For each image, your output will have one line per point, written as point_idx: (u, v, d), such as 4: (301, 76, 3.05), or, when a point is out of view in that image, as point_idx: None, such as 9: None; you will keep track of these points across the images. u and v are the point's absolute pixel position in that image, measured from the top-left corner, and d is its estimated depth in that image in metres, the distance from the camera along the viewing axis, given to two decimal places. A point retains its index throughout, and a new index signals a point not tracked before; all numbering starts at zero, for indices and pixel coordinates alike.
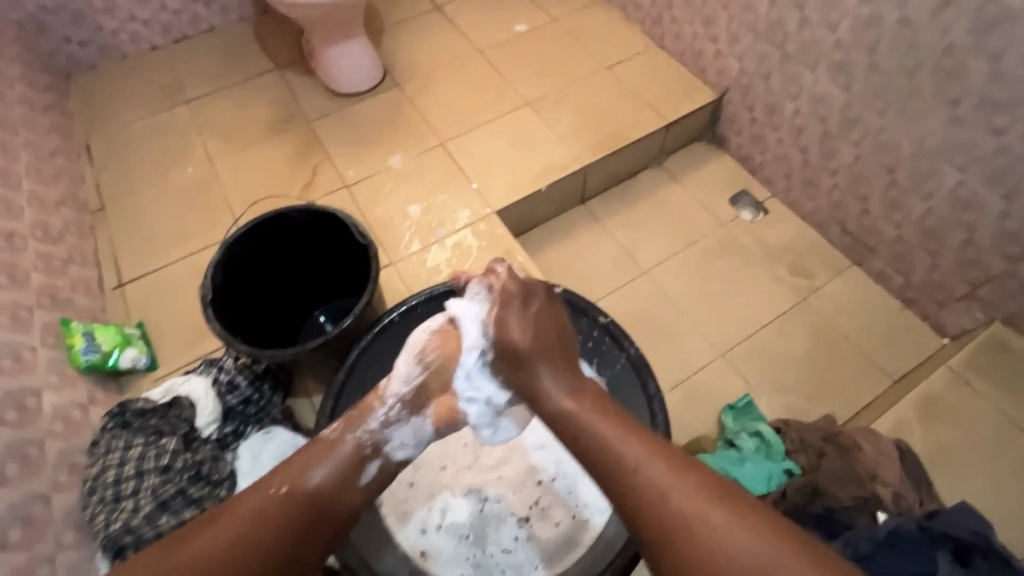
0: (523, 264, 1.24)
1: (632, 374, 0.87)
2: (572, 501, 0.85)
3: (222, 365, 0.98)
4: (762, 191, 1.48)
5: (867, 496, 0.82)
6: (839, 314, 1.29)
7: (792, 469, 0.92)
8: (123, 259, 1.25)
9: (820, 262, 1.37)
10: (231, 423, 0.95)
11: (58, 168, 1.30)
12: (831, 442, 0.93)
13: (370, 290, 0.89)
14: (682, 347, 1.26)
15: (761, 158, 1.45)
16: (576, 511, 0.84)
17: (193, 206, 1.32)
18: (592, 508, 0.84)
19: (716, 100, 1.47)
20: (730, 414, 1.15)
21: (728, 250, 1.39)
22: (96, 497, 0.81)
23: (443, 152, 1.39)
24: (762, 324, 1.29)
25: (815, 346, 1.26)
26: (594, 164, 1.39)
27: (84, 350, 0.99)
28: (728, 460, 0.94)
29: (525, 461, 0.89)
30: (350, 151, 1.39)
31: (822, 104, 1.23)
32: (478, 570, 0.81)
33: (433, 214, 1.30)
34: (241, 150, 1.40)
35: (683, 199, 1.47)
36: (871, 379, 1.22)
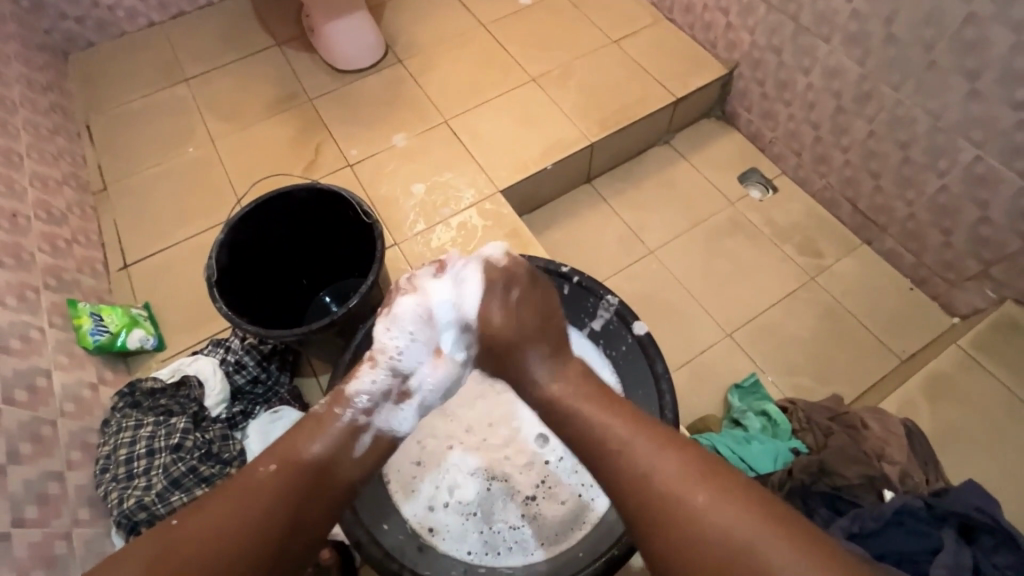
0: (529, 244, 1.23)
1: (639, 355, 0.86)
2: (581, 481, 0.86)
3: (229, 346, 0.98)
4: (772, 169, 1.45)
5: (873, 475, 0.81)
6: (847, 293, 1.28)
7: (799, 448, 0.91)
8: (127, 240, 1.25)
9: (829, 240, 1.35)
10: (240, 403, 0.96)
11: (59, 147, 1.29)
12: (838, 421, 0.92)
13: (375, 271, 0.88)
14: (689, 327, 1.26)
15: (771, 135, 1.42)
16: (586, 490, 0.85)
17: (196, 186, 1.31)
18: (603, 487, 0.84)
19: (726, 74, 1.43)
20: (736, 394, 1.16)
21: (736, 229, 1.38)
22: (110, 475, 0.82)
23: (447, 130, 1.37)
24: (769, 305, 1.28)
25: (822, 326, 1.25)
26: (601, 142, 1.37)
27: (91, 331, 1.00)
28: (734, 440, 0.94)
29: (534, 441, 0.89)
30: (353, 129, 1.37)
31: (836, 78, 1.20)
32: (486, 547, 0.82)
33: (438, 193, 1.28)
34: (243, 130, 1.39)
35: (691, 177, 1.45)
36: (879, 359, 1.21)
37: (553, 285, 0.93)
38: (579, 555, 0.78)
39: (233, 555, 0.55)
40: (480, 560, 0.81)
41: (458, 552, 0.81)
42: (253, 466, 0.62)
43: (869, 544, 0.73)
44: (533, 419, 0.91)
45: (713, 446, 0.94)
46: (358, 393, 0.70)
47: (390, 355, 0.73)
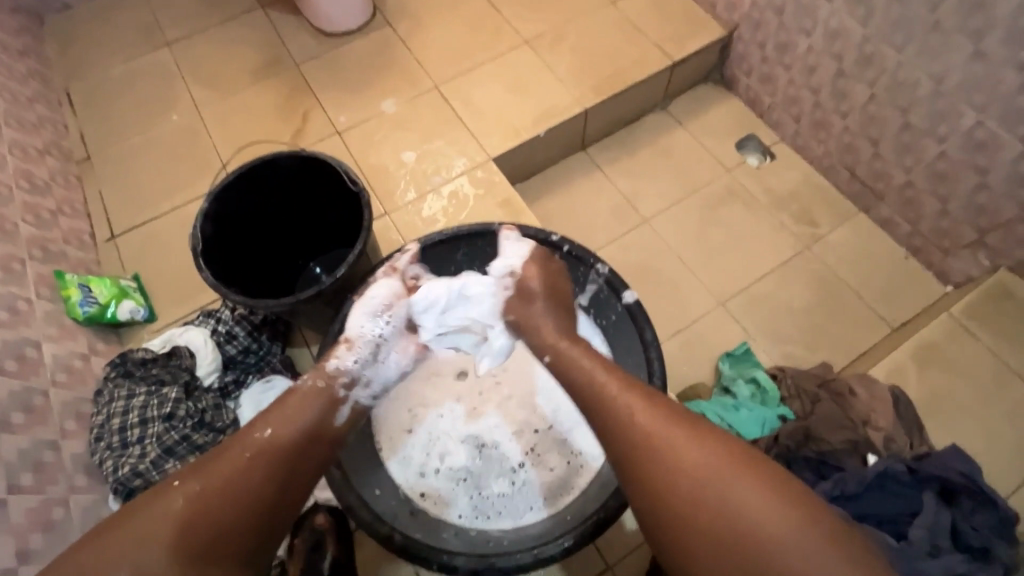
0: (521, 213, 1.21)
1: (629, 323, 0.85)
2: (570, 447, 0.87)
3: (220, 316, 0.98)
4: (770, 136, 1.42)
5: (858, 441, 0.82)
6: (841, 262, 1.28)
7: (786, 415, 0.92)
8: (113, 210, 1.23)
9: (826, 209, 1.33)
10: (233, 372, 0.96)
11: (39, 115, 1.26)
12: (825, 388, 0.93)
13: (363, 240, 0.87)
14: (681, 296, 1.25)
15: (770, 100, 1.39)
16: (574, 456, 0.86)
17: (182, 155, 1.29)
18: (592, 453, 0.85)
19: (725, 37, 1.38)
20: (727, 361, 1.15)
21: (732, 197, 1.36)
22: (104, 443, 0.83)
23: (437, 95, 1.33)
24: (763, 274, 1.27)
25: (816, 295, 1.25)
26: (595, 108, 1.33)
27: (81, 302, 0.99)
28: (723, 407, 0.95)
29: (523, 409, 0.90)
30: (341, 95, 1.34)
31: (837, 40, 1.16)
32: (476, 511, 0.83)
33: (429, 161, 1.26)
34: (228, 96, 1.35)
35: (687, 144, 1.42)
36: (870, 327, 1.21)
37: (543, 253, 0.91)
38: (566, 519, 0.80)
39: (225, 521, 0.59)
40: (470, 523, 0.82)
41: (449, 516, 0.83)
42: (247, 433, 0.64)
43: (851, 506, 0.74)
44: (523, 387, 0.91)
45: (701, 413, 0.95)
46: (338, 372, 0.74)
47: (366, 337, 0.78)
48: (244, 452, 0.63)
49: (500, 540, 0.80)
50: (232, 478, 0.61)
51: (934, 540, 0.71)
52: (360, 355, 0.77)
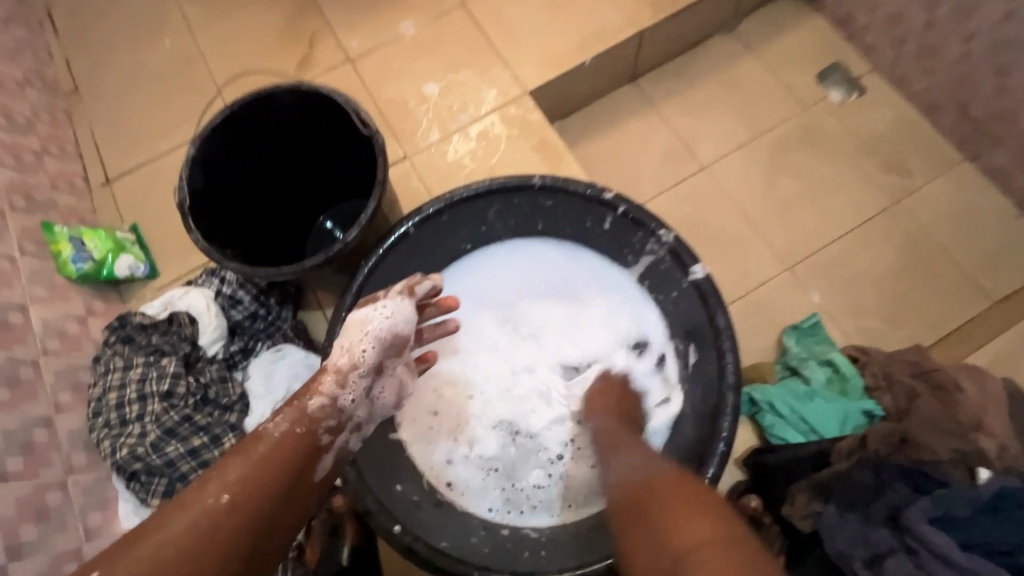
0: (561, 158, 1.04)
1: (697, 303, 0.71)
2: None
3: (224, 277, 0.88)
4: (861, 64, 1.18)
5: (968, 450, 0.68)
6: (938, 222, 1.08)
7: (872, 410, 0.78)
8: (106, 151, 1.10)
9: (924, 155, 1.12)
10: (239, 340, 0.86)
11: (16, 39, 1.11)
12: (922, 380, 0.78)
13: (377, 197, 0.73)
14: (743, 258, 1.09)
15: (867, 18, 1.14)
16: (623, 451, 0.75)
17: (176, 86, 1.13)
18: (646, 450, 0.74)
19: None
20: (793, 336, 1.01)
21: (809, 141, 1.15)
22: (101, 420, 0.76)
23: (464, 14, 1.13)
24: (841, 234, 1.09)
25: (904, 260, 1.07)
26: (652, 29, 1.11)
27: (73, 259, 0.89)
28: (794, 395, 0.81)
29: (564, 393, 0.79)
30: (352, 14, 1.14)
31: None
32: (508, 504, 0.75)
33: (455, 95, 1.08)
34: (224, 15, 1.17)
35: (759, 74, 1.19)
36: (967, 299, 1.04)
37: (592, 213, 0.76)
38: None
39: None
40: (502, 519, 0.74)
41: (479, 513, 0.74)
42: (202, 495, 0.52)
43: (955, 531, 0.63)
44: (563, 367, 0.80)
45: (768, 402, 0.82)
46: (322, 415, 0.60)
47: (361, 365, 0.64)
48: (237, 472, 0.54)
49: (535, 544, 0.72)
50: (195, 531, 0.50)
51: None
52: (356, 389, 0.63)
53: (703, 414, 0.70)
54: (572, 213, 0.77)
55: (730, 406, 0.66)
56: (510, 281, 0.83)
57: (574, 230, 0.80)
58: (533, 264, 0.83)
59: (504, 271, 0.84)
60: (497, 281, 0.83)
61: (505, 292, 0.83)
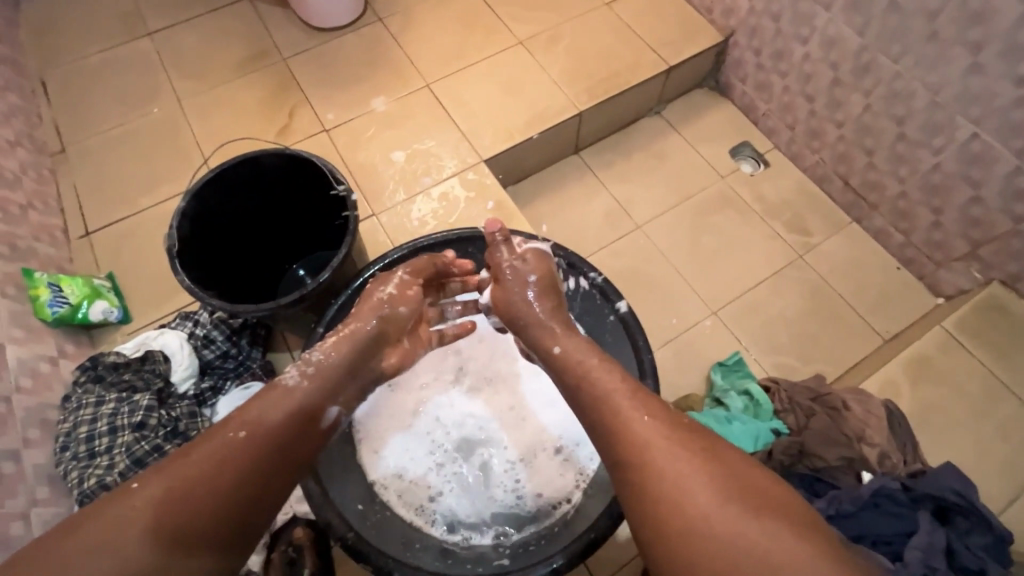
0: (513, 215, 1.19)
1: (623, 333, 0.83)
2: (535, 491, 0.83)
3: (198, 319, 0.94)
4: (764, 143, 1.41)
5: (854, 456, 0.81)
6: (835, 272, 1.27)
7: (780, 429, 0.91)
8: (87, 206, 1.18)
9: (819, 218, 1.33)
10: (209, 378, 0.92)
11: (10, 105, 1.20)
12: (820, 403, 0.91)
13: (348, 243, 0.83)
14: (675, 304, 1.24)
15: (765, 107, 1.38)
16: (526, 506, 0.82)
17: (160, 149, 1.24)
18: (555, 501, 0.82)
19: (721, 42, 1.37)
20: (719, 372, 1.14)
21: (725, 205, 1.34)
22: (69, 453, 0.79)
23: (428, 94, 1.30)
24: (756, 283, 1.26)
25: (808, 305, 1.24)
26: (590, 111, 1.31)
27: (50, 302, 0.94)
28: (716, 419, 0.93)
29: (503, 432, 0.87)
30: (330, 91, 1.30)
31: (834, 49, 1.16)
32: (421, 511, 0.82)
33: (419, 162, 1.23)
34: (211, 89, 1.30)
35: (681, 148, 1.40)
36: (862, 337, 1.21)
37: None
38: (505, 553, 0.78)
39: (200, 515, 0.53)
40: (412, 519, 0.81)
41: (386, 480, 0.83)
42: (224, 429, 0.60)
43: (844, 524, 0.74)
44: (533, 409, 0.89)
45: None
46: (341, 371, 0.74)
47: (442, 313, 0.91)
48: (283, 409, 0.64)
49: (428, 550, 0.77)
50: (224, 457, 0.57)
51: (931, 561, 0.69)
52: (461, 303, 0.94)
53: None
54: None
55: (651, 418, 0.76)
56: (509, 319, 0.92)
57: None
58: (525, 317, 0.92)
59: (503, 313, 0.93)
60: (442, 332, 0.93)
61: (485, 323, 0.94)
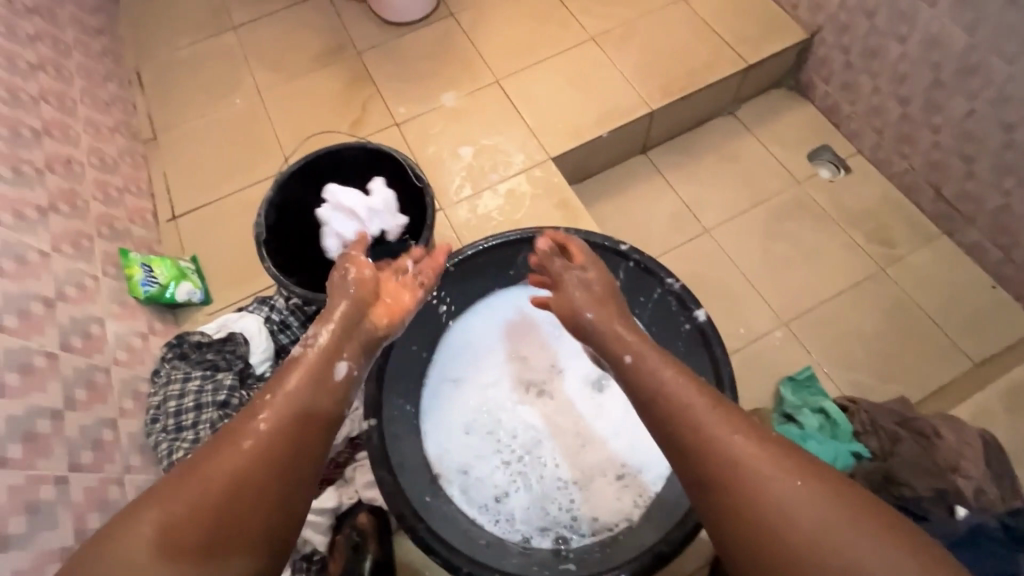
0: (579, 215, 1.17)
1: (699, 342, 0.81)
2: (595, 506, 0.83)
3: (274, 304, 0.98)
4: (846, 147, 1.34)
5: (947, 488, 0.76)
6: (921, 288, 1.19)
7: (861, 452, 0.86)
8: (175, 191, 1.25)
9: (905, 229, 1.24)
10: (284, 362, 0.96)
11: (110, 93, 1.28)
12: (905, 427, 0.86)
13: (425, 238, 0.85)
14: (743, 312, 1.19)
15: (850, 109, 1.30)
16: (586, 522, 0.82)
17: (242, 139, 1.29)
18: (615, 518, 0.82)
19: (805, 40, 1.30)
20: (789, 386, 1.09)
21: (802, 211, 1.28)
22: (159, 426, 0.84)
23: (498, 90, 1.30)
24: (833, 295, 1.20)
25: (890, 321, 1.16)
26: (662, 110, 1.28)
27: (142, 282, 1.00)
28: (789, 436, 0.89)
29: (568, 441, 0.87)
30: (402, 85, 1.32)
31: (936, 48, 1.08)
32: (482, 510, 0.83)
33: (486, 157, 1.23)
34: (291, 82, 1.35)
35: (756, 150, 1.35)
36: (949, 360, 1.12)
37: (608, 262, 0.88)
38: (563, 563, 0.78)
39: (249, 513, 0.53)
40: (473, 517, 0.82)
41: (452, 476, 0.85)
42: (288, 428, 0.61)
43: None
44: (602, 425, 0.88)
45: None
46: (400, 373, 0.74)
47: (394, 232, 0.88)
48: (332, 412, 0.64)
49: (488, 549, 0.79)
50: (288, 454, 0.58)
51: None
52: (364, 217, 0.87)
53: None
54: None
55: None
56: None
57: None
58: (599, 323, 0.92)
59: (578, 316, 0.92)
60: (489, 322, 0.94)
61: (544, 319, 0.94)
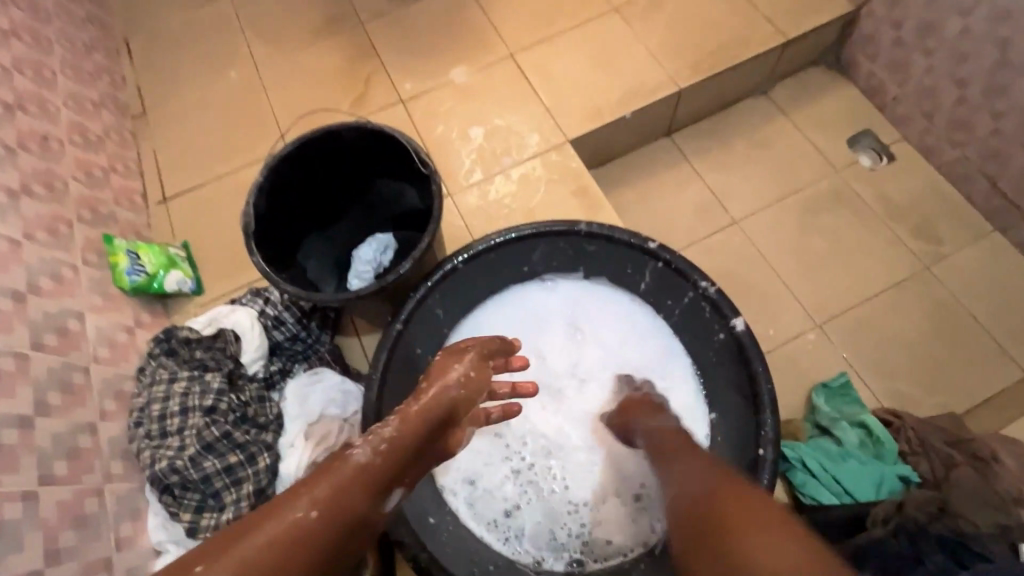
0: (598, 204, 1.08)
1: (734, 352, 0.74)
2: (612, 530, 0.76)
3: (269, 297, 0.91)
4: (890, 133, 1.23)
5: (1010, 524, 0.69)
6: (969, 290, 1.09)
7: (908, 476, 0.78)
8: (165, 171, 1.17)
9: (953, 223, 1.14)
10: (278, 360, 0.90)
11: (95, 64, 1.19)
12: (959, 449, 0.78)
13: (432, 232, 0.76)
14: (773, 312, 1.10)
15: (897, 91, 1.19)
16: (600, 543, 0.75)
17: (236, 116, 1.20)
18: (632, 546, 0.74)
19: (851, 12, 1.18)
20: (822, 394, 1.00)
21: (840, 203, 1.18)
22: (143, 431, 0.78)
23: (512, 65, 1.20)
24: (871, 295, 1.10)
25: (935, 325, 1.07)
26: (690, 89, 1.17)
27: (129, 271, 0.93)
28: (827, 455, 0.82)
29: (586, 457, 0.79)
30: (408, 59, 1.22)
31: (1006, 23, 0.96)
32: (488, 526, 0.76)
33: (498, 139, 1.14)
34: (288, 54, 1.25)
35: (791, 135, 1.24)
36: (999, 368, 1.03)
37: (632, 261, 0.81)
38: None
39: None
40: (479, 534, 0.76)
41: (456, 486, 0.78)
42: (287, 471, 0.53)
43: None
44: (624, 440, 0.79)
45: (801, 460, 0.82)
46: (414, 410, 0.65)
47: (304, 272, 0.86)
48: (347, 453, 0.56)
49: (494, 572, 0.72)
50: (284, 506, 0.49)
51: None
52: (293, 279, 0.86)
53: (740, 467, 0.71)
54: (613, 260, 0.82)
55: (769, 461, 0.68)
56: (609, 329, 0.84)
57: (615, 277, 0.82)
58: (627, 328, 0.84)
59: (606, 319, 0.85)
60: (506, 319, 0.86)
61: (559, 313, 0.86)
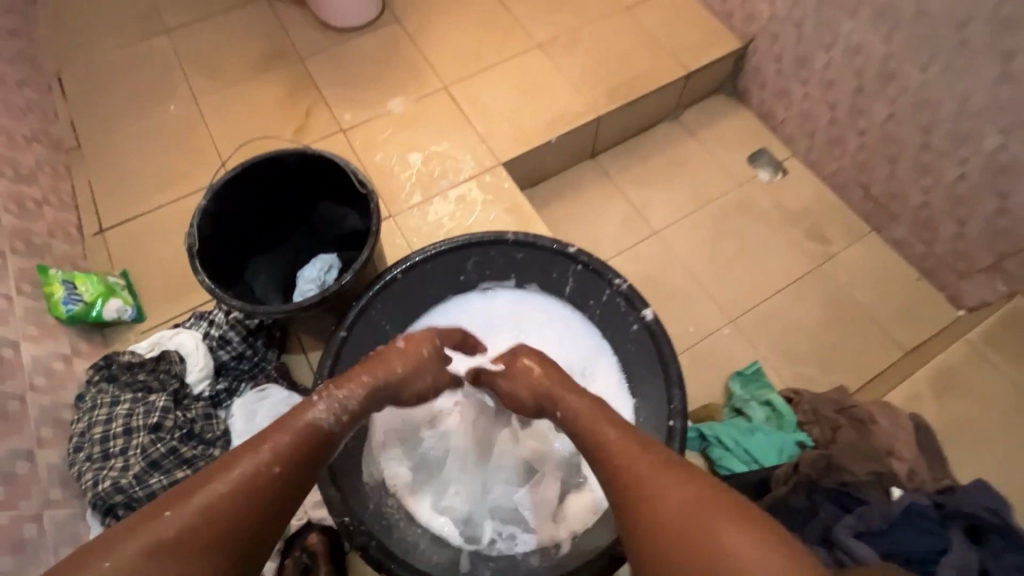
0: (530, 219, 1.18)
1: (648, 341, 0.82)
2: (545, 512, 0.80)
3: (213, 319, 0.93)
4: (782, 150, 1.40)
5: (883, 472, 0.80)
6: (855, 283, 1.25)
7: (804, 441, 0.90)
8: (102, 202, 1.17)
9: (838, 226, 1.31)
10: (224, 380, 0.91)
11: (26, 99, 1.19)
12: (845, 414, 0.90)
13: (371, 245, 0.82)
14: (692, 311, 1.22)
15: (784, 114, 1.37)
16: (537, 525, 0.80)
17: (175, 147, 1.23)
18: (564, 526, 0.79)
19: (741, 48, 1.36)
20: (737, 381, 1.13)
21: (744, 212, 1.33)
22: (83, 454, 0.78)
23: (446, 96, 1.29)
24: (775, 292, 1.24)
25: (829, 314, 1.22)
26: (609, 115, 1.30)
27: (64, 300, 0.93)
28: (738, 430, 0.92)
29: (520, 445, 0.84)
30: (347, 91, 1.29)
31: (858, 56, 1.15)
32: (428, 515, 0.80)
33: (435, 164, 1.22)
34: (229, 87, 1.30)
35: (699, 154, 1.39)
36: (883, 349, 1.19)
37: (557, 266, 0.89)
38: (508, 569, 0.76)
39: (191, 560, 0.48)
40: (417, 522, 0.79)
41: (401, 475, 0.81)
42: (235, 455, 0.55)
43: (876, 542, 0.72)
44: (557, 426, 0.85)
45: (715, 436, 0.92)
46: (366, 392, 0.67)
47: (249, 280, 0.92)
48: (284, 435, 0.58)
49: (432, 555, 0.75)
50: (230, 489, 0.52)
51: None
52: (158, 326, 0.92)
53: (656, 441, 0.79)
54: (540, 266, 0.90)
55: (679, 433, 0.76)
56: (548, 335, 0.91)
57: (543, 281, 0.91)
58: (565, 332, 0.91)
59: (543, 325, 0.92)
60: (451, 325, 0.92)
61: (504, 325, 0.92)
